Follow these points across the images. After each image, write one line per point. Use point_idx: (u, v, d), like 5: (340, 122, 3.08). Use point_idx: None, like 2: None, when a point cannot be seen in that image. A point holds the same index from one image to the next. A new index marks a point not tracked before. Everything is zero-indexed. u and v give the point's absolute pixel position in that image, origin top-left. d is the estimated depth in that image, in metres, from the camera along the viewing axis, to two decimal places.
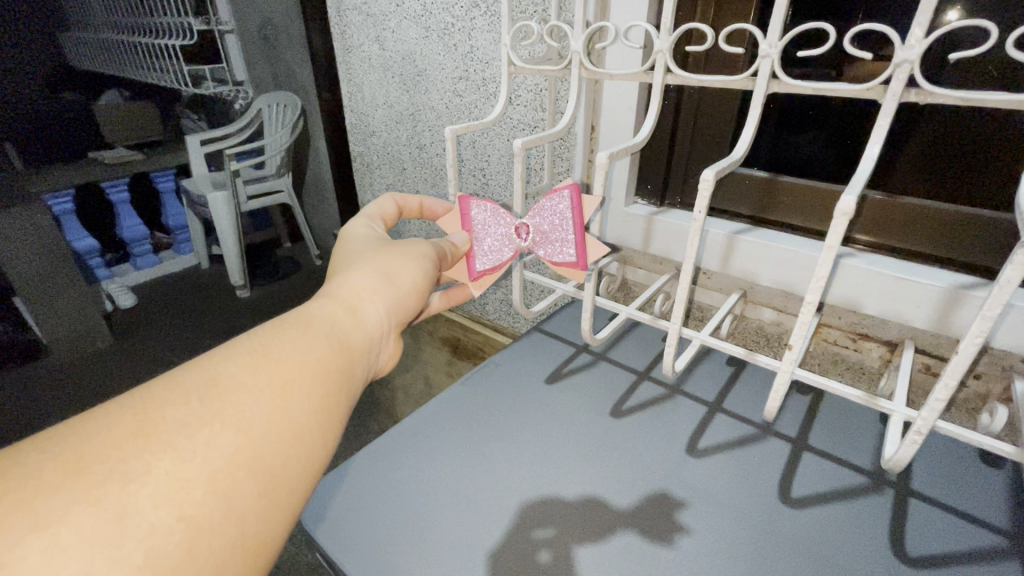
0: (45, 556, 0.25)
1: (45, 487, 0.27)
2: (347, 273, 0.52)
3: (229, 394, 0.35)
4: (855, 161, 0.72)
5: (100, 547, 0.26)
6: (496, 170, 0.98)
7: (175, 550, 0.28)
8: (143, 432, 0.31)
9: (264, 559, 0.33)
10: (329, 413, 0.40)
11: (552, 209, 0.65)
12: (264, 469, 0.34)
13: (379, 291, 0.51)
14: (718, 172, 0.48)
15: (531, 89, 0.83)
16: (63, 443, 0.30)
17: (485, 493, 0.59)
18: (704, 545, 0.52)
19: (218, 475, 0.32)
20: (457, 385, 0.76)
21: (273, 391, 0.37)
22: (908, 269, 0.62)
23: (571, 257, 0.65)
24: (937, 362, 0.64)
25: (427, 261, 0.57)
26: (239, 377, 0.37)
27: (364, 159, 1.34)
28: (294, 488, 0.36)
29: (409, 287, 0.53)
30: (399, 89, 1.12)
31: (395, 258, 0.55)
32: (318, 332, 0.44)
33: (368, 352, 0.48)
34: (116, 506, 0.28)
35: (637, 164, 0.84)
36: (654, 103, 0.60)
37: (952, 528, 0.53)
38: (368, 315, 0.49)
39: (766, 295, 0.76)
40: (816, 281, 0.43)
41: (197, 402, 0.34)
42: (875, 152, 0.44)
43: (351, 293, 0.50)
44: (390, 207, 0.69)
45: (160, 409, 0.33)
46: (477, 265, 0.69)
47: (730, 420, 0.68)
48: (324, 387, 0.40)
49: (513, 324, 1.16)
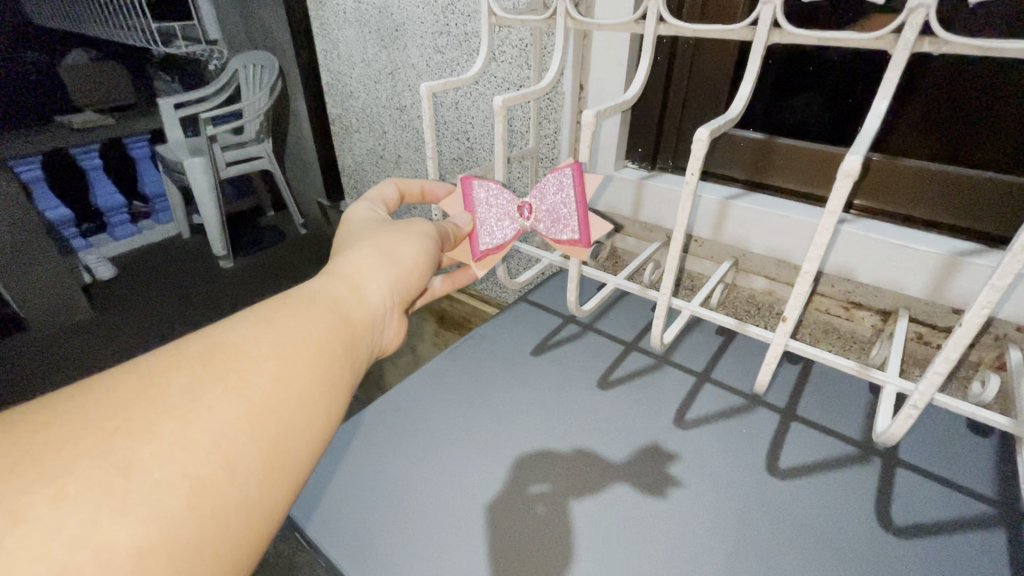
0: (49, 504, 0.24)
1: (51, 442, 0.26)
2: (347, 252, 0.49)
3: (233, 360, 0.33)
4: (855, 121, 0.69)
5: (104, 499, 0.25)
6: (480, 133, 0.93)
7: (179, 508, 0.26)
8: (148, 393, 0.29)
9: (268, 526, 0.31)
10: (334, 383, 0.38)
11: (557, 185, 0.61)
12: (269, 434, 0.32)
13: (381, 267, 0.48)
14: (712, 130, 0.45)
15: (516, 45, 0.78)
16: (67, 401, 0.28)
17: (469, 465, 0.58)
18: (692, 516, 0.51)
19: (222, 437, 0.30)
20: (440, 357, 0.74)
21: (277, 359, 0.35)
22: (906, 236, 0.60)
23: (573, 235, 0.60)
24: (931, 331, 0.62)
25: (428, 238, 0.54)
26: (243, 345, 0.35)
27: (343, 122, 1.28)
28: (300, 455, 0.34)
29: (411, 266, 0.50)
30: (377, 45, 1.05)
31: (395, 235, 0.52)
32: (320, 305, 0.41)
33: (371, 330, 0.45)
34: (120, 460, 0.26)
35: (628, 126, 0.80)
36: (646, 58, 0.56)
37: (939, 497, 0.53)
38: (374, 286, 0.46)
39: (758, 263, 0.73)
40: (815, 250, 0.41)
41: (200, 367, 0.32)
42: (884, 107, 0.41)
43: (351, 270, 0.47)
44: (392, 192, 0.64)
45: (162, 374, 0.31)
46: (480, 246, 0.64)
47: (720, 390, 0.66)
48: (328, 357, 0.38)
49: (501, 294, 1.14)
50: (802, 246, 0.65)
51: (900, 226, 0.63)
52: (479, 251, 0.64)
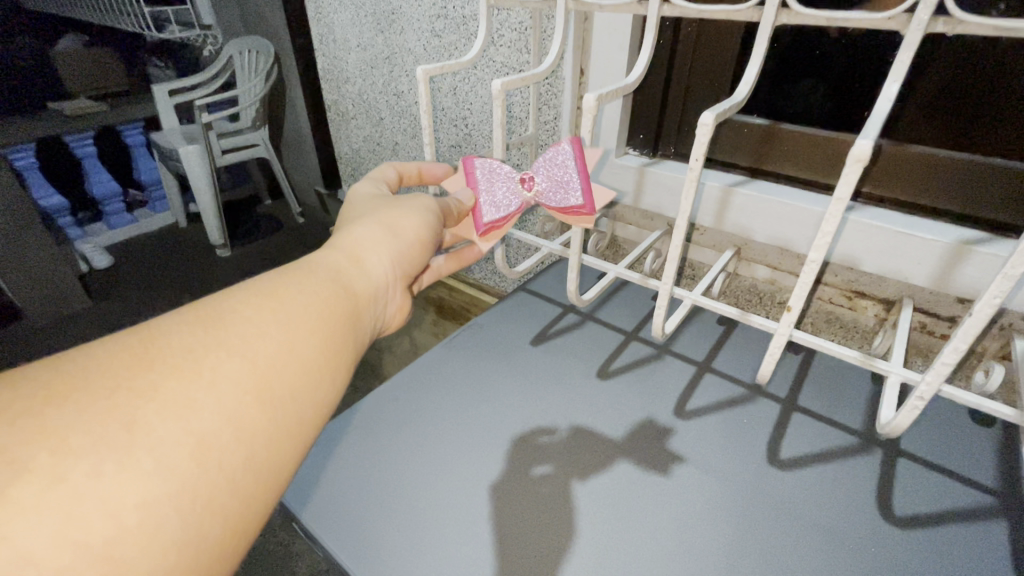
0: (51, 457, 0.23)
1: (51, 396, 0.25)
2: (349, 224, 0.48)
3: (237, 320, 0.33)
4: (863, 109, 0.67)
5: (108, 454, 0.24)
6: (478, 119, 0.91)
7: (185, 466, 0.26)
8: (150, 352, 0.29)
9: (275, 489, 0.31)
10: (337, 350, 0.37)
11: (556, 156, 0.59)
12: (275, 397, 0.32)
13: (383, 239, 0.47)
14: (717, 114, 0.43)
15: (515, 28, 0.76)
16: (72, 356, 0.28)
17: (469, 456, 0.57)
18: (692, 506, 0.51)
19: (227, 397, 0.29)
20: (439, 346, 0.74)
21: (281, 324, 0.34)
22: (913, 224, 0.59)
23: (578, 201, 0.57)
24: (935, 320, 0.62)
25: (431, 212, 0.52)
26: (246, 310, 0.34)
27: (339, 108, 1.26)
28: (304, 420, 0.33)
29: (413, 238, 0.49)
30: (373, 29, 1.03)
31: (396, 206, 0.51)
32: (323, 275, 0.40)
33: (373, 301, 0.44)
34: (122, 417, 0.26)
35: (630, 111, 0.78)
36: (648, 41, 0.54)
37: (940, 487, 0.52)
38: (376, 257, 0.45)
39: (761, 252, 0.72)
40: (821, 239, 0.40)
41: (202, 329, 0.31)
42: (895, 91, 0.39)
43: (353, 241, 0.46)
44: (391, 174, 0.63)
45: (165, 335, 0.30)
46: (483, 218, 0.62)
47: (721, 380, 0.66)
48: (331, 325, 0.37)
49: (499, 284, 1.13)
50: (805, 234, 0.64)
51: (905, 214, 0.62)
52: (483, 224, 0.62)
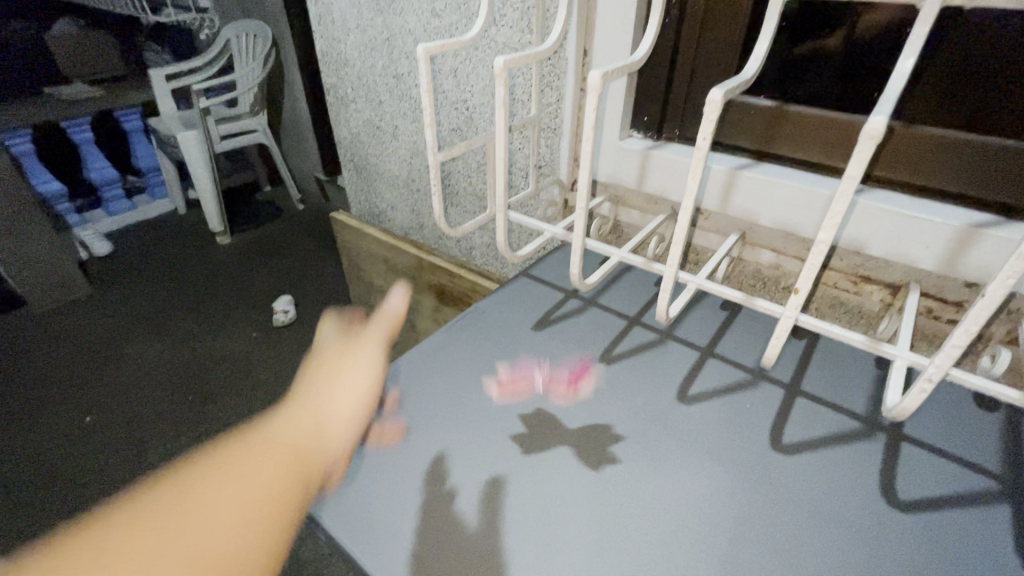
0: None
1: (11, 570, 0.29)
2: (311, 374, 0.52)
3: (194, 482, 0.37)
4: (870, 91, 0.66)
5: None
6: (479, 102, 0.90)
7: None
8: (107, 527, 0.33)
9: None
10: (292, 489, 0.41)
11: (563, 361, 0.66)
12: (230, 540, 0.35)
13: (341, 391, 0.50)
14: (726, 91, 0.43)
15: (517, 7, 0.74)
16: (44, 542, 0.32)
17: (472, 440, 0.57)
18: (696, 490, 0.51)
19: (185, 555, 0.33)
20: (440, 332, 0.72)
21: (236, 478, 0.39)
22: (922, 207, 0.58)
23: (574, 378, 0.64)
24: (941, 305, 0.61)
25: (382, 350, 0.56)
26: (203, 473, 0.38)
27: (338, 92, 1.24)
28: (260, 551, 0.35)
29: (368, 391, 0.51)
30: (372, 10, 1.01)
31: (354, 356, 0.54)
32: (276, 440, 0.44)
33: (330, 449, 0.46)
34: None
35: (634, 93, 0.77)
36: (654, 20, 0.54)
37: (944, 471, 0.52)
38: (334, 396, 0.50)
39: (765, 237, 0.71)
40: (830, 218, 0.39)
41: (160, 498, 0.36)
42: (910, 65, 0.39)
43: (313, 396, 0.49)
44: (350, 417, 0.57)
45: (126, 509, 0.35)
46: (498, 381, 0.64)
47: (724, 365, 0.65)
48: (284, 477, 0.41)
49: (502, 268, 1.11)
50: (812, 218, 0.64)
51: (914, 198, 0.62)
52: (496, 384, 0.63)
